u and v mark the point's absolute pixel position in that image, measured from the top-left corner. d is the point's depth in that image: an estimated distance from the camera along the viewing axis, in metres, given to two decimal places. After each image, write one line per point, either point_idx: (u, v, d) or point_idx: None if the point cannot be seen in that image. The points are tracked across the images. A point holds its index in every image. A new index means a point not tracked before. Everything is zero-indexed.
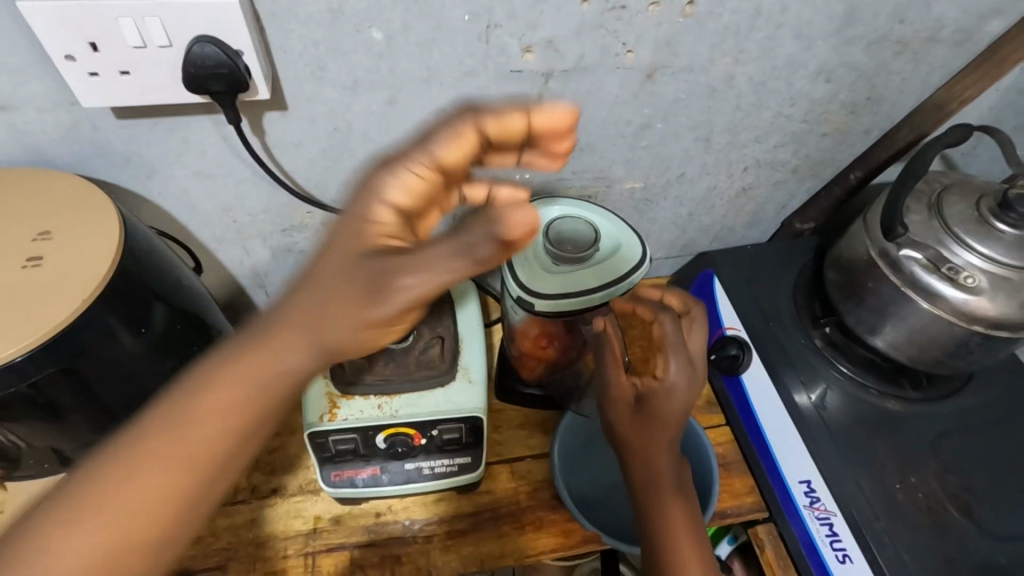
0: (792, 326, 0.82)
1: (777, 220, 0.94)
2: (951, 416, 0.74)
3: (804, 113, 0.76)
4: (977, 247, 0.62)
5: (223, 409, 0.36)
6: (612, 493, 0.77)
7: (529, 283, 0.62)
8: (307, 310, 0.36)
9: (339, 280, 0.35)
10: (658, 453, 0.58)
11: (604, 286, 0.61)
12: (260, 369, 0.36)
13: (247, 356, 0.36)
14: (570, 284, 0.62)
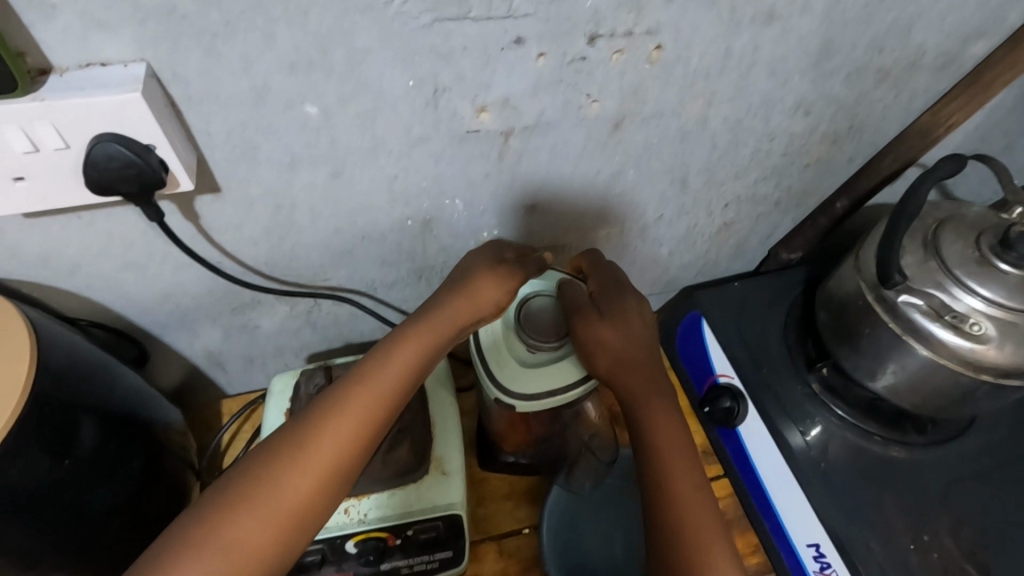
0: (786, 370, 0.77)
1: (762, 250, 0.90)
2: (960, 460, 0.70)
3: (784, 147, 0.72)
4: (980, 289, 0.58)
5: (342, 424, 0.49)
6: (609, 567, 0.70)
7: (506, 381, 0.58)
8: (407, 360, 0.52)
9: (428, 349, 0.53)
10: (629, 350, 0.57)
11: (584, 381, 0.58)
12: (377, 396, 0.50)
13: (353, 408, 0.49)
14: (548, 380, 0.58)
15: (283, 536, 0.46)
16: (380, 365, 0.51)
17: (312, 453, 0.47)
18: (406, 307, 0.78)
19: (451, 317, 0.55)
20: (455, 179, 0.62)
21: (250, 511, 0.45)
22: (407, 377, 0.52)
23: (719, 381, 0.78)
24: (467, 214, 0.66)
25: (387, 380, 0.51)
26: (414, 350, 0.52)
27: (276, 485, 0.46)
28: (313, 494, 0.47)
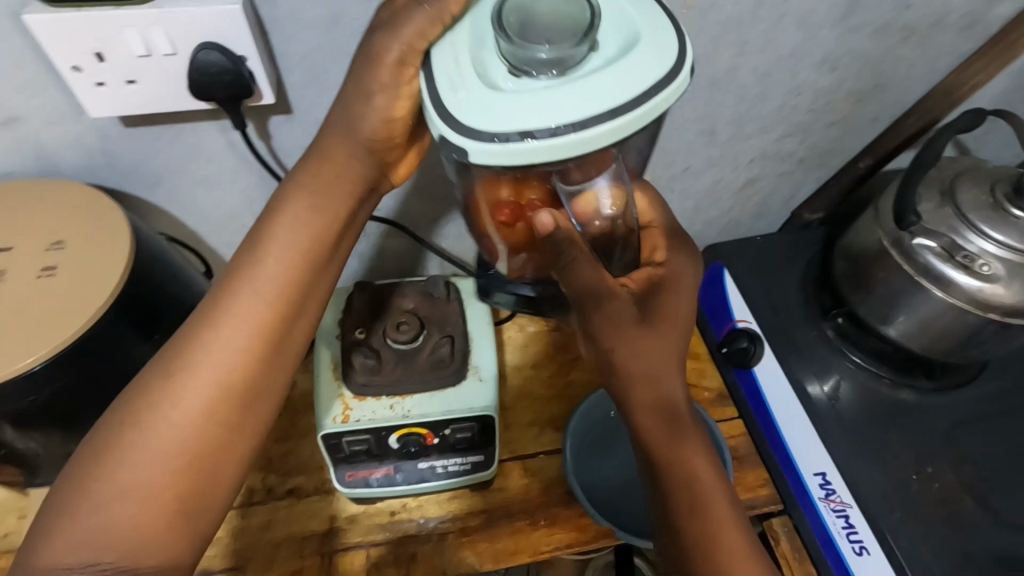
0: (803, 318, 0.82)
1: (785, 209, 0.93)
2: (966, 404, 0.73)
3: (810, 102, 0.75)
4: (993, 234, 0.61)
5: (242, 331, 0.47)
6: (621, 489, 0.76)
7: (470, 120, 0.38)
8: (281, 249, 0.48)
9: (305, 230, 0.49)
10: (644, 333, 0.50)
11: (614, 113, 0.38)
12: (262, 291, 0.47)
13: (235, 311, 0.47)
14: (554, 101, 0.38)
15: (205, 457, 0.45)
16: (254, 260, 0.48)
17: (205, 365, 0.45)
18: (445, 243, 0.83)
19: (320, 202, 0.50)
20: None
21: (150, 436, 0.43)
22: (290, 266, 0.48)
23: (737, 327, 0.82)
24: None
25: (271, 274, 0.48)
26: (290, 240, 0.49)
27: (170, 402, 0.44)
28: (220, 406, 0.45)
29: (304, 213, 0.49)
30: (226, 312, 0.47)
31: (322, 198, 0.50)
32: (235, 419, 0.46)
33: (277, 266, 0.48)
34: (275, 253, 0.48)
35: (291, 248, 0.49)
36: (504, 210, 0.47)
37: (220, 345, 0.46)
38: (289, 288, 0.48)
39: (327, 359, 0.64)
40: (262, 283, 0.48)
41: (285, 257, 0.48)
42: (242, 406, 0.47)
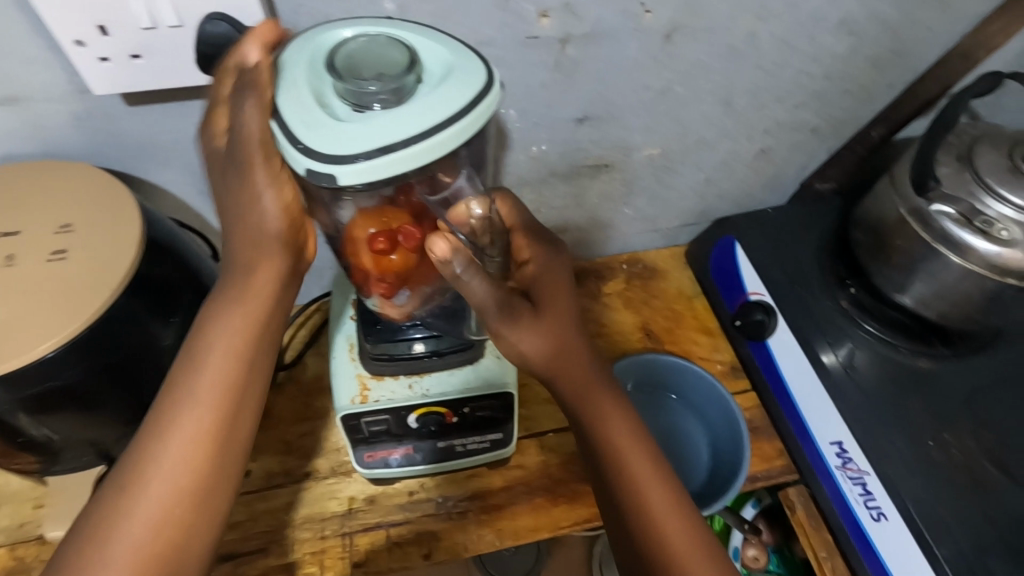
0: (817, 287, 0.81)
1: (797, 182, 0.92)
2: (980, 372, 0.73)
3: (827, 70, 0.74)
4: (1011, 197, 0.61)
5: (192, 441, 0.44)
6: None
7: (331, 146, 0.34)
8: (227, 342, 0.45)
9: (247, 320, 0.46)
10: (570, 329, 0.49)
11: (455, 120, 0.36)
12: (207, 376, 0.45)
13: (184, 407, 0.44)
14: (393, 125, 0.35)
15: (171, 557, 0.42)
16: (199, 347, 0.45)
17: (153, 461, 0.43)
18: None
19: (244, 281, 0.46)
20: (514, 88, 0.65)
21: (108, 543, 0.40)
22: (235, 349, 0.46)
23: (750, 299, 0.82)
24: (520, 126, 0.70)
25: (219, 365, 0.45)
26: (229, 324, 0.46)
27: (121, 512, 0.41)
28: (178, 500, 0.43)
29: (244, 294, 0.46)
30: (173, 402, 0.44)
31: (246, 278, 0.46)
32: (195, 514, 0.43)
33: (226, 359, 0.45)
34: (218, 346, 0.45)
35: (239, 332, 0.46)
36: (376, 241, 0.44)
37: (169, 434, 0.43)
38: (240, 379, 0.46)
39: (343, 340, 0.63)
40: (208, 378, 0.45)
41: (230, 339, 0.46)
42: (205, 505, 0.44)
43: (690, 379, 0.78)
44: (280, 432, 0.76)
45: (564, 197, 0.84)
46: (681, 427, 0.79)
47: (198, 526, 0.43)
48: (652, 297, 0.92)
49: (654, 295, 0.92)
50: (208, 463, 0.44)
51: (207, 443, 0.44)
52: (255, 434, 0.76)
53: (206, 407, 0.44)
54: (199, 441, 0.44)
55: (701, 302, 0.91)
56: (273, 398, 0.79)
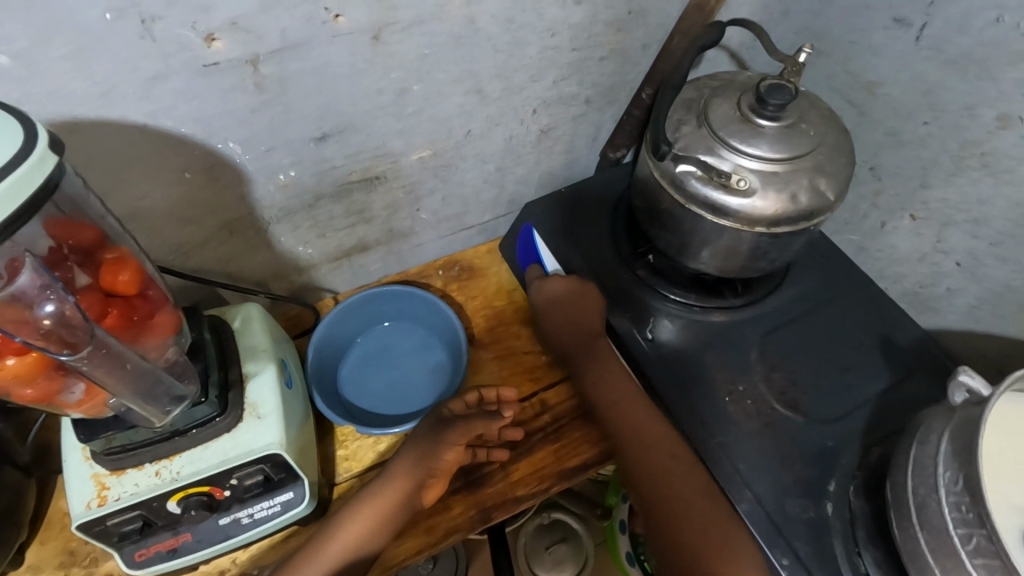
0: (614, 261, 0.79)
1: (594, 151, 0.90)
2: (774, 313, 0.74)
3: (570, 42, 0.71)
4: (743, 147, 0.61)
5: (366, 529, 0.63)
6: (400, 394, 0.79)
7: None
8: (376, 492, 0.64)
9: (401, 485, 0.65)
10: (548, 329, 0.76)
11: None
12: (376, 508, 0.64)
13: (369, 507, 0.64)
14: None
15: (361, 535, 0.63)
16: (380, 489, 0.65)
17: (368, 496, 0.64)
18: (232, 265, 0.76)
19: (389, 491, 0.65)
20: (220, 120, 0.59)
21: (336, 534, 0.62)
22: (388, 515, 0.64)
23: None
24: (250, 156, 0.64)
25: (383, 493, 0.64)
26: (374, 507, 0.64)
27: (351, 510, 0.64)
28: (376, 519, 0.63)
29: (394, 495, 0.65)
30: (360, 523, 0.63)
31: (394, 506, 0.64)
32: (352, 517, 0.63)
33: (390, 494, 0.64)
34: (385, 493, 0.65)
35: (405, 493, 0.65)
36: None
37: (355, 520, 0.63)
38: (399, 495, 0.64)
39: (73, 438, 0.56)
40: (385, 494, 0.65)
41: (394, 496, 0.64)
42: (376, 496, 0.64)
43: (420, 304, 0.83)
44: (60, 541, 0.68)
45: (345, 216, 0.78)
46: (433, 350, 0.83)
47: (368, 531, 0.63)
48: (470, 297, 0.89)
49: (472, 294, 0.89)
50: (369, 506, 0.64)
51: (374, 495, 0.64)
52: (35, 551, 0.68)
53: (383, 497, 0.64)
54: (364, 529, 0.63)
55: (521, 294, 0.88)
56: (54, 505, 0.70)
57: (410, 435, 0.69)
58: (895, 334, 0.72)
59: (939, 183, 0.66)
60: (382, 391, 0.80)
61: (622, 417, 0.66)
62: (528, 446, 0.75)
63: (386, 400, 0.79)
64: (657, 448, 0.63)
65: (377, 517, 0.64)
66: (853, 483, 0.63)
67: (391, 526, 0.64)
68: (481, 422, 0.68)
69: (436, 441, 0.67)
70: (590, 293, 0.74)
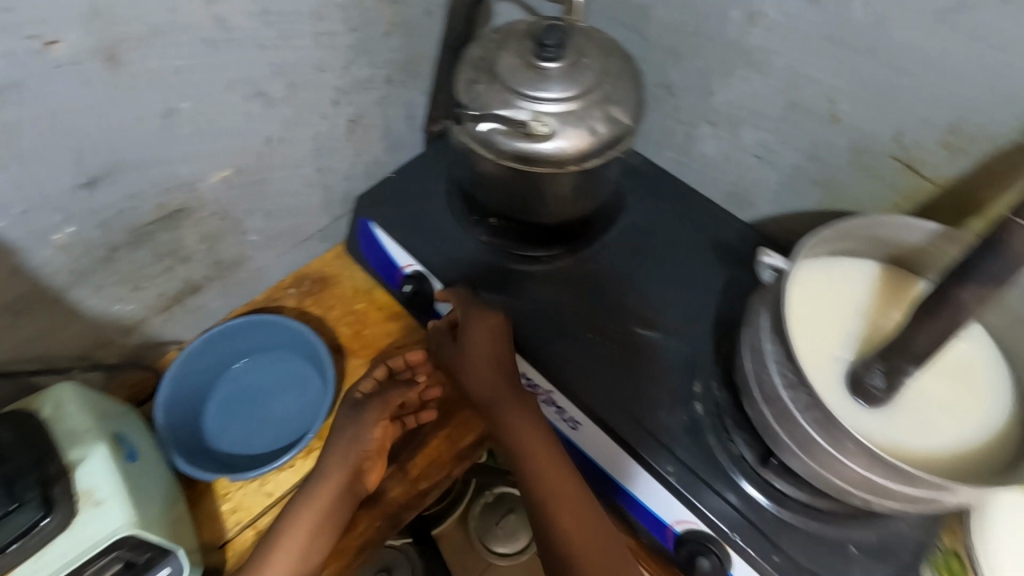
0: (459, 233, 0.78)
1: (413, 128, 0.88)
2: (617, 243, 0.77)
3: (345, 23, 0.68)
4: (534, 93, 0.61)
5: (309, 532, 0.61)
6: (276, 426, 0.75)
7: None
8: (312, 493, 0.62)
9: (337, 477, 0.62)
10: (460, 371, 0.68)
11: None
12: (316, 509, 0.61)
13: (307, 509, 0.61)
14: None
15: (307, 539, 0.61)
16: (314, 488, 0.62)
17: (305, 499, 0.62)
18: (35, 349, 0.67)
19: (327, 486, 0.62)
20: None
21: (276, 543, 0.60)
22: (330, 512, 0.62)
23: (407, 273, 0.79)
24: (5, 223, 0.56)
25: (318, 491, 0.62)
26: (311, 506, 0.61)
27: (289, 519, 0.61)
28: (320, 517, 0.61)
29: (332, 488, 0.62)
30: (302, 526, 0.61)
31: (334, 501, 0.62)
32: (291, 521, 0.61)
33: (328, 486, 0.62)
34: (321, 487, 0.62)
35: (344, 485, 0.63)
36: None
37: (294, 526, 0.61)
38: (335, 488, 0.62)
39: None
40: (321, 491, 0.62)
41: (331, 490, 0.62)
42: (312, 497, 0.62)
43: (271, 332, 0.77)
44: None
45: (157, 261, 0.71)
46: (300, 371, 0.79)
47: (314, 531, 0.61)
48: (329, 308, 0.84)
49: (330, 305, 0.85)
50: (307, 505, 0.61)
51: (310, 496, 0.62)
52: None
53: (320, 496, 0.62)
54: (309, 530, 0.61)
55: (380, 291, 0.85)
56: None
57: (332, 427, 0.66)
58: (723, 234, 0.77)
59: (721, 87, 0.70)
60: (256, 431, 0.75)
61: (545, 467, 0.61)
62: (418, 440, 0.73)
63: (263, 439, 0.74)
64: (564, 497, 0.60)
65: (320, 519, 0.61)
66: (715, 378, 0.67)
67: (336, 526, 0.62)
68: (400, 393, 0.66)
69: (356, 423, 0.64)
70: (506, 336, 0.67)
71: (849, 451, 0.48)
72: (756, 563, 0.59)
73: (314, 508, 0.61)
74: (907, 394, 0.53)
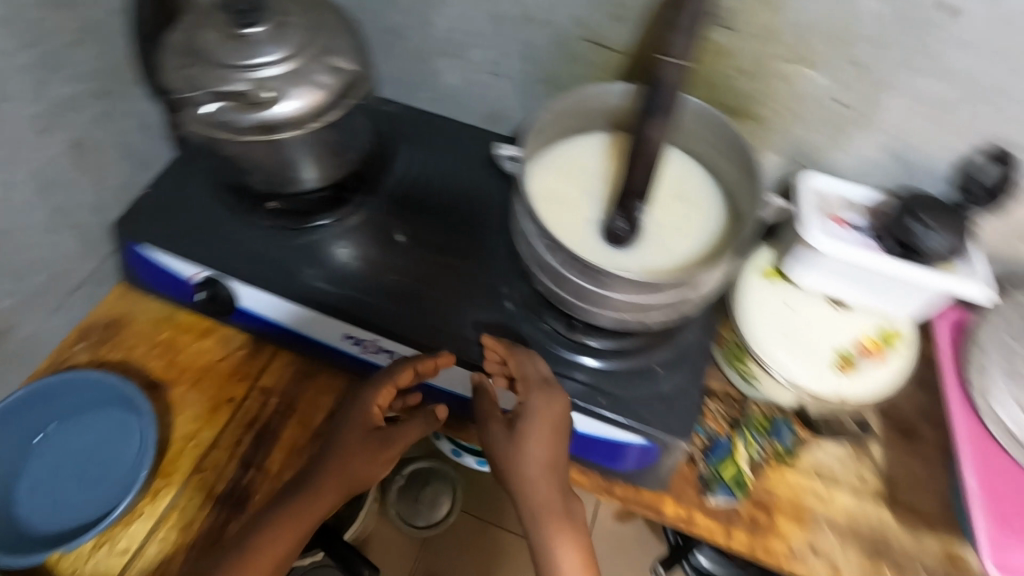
0: (238, 224, 0.75)
1: (152, 138, 0.82)
2: (397, 188, 0.80)
3: (14, 39, 0.61)
4: (247, 61, 0.61)
5: (290, 542, 0.62)
6: (108, 483, 0.70)
7: None
8: (314, 501, 0.63)
9: (341, 485, 0.64)
10: (526, 456, 0.61)
11: None
12: (308, 518, 0.63)
13: (297, 517, 0.62)
14: None
15: (288, 550, 0.62)
16: (314, 500, 0.63)
17: (299, 507, 0.63)
18: None
19: (333, 492, 0.63)
20: None
21: (262, 548, 0.61)
22: (313, 527, 0.63)
23: (197, 281, 0.75)
24: None
25: (314, 506, 0.63)
26: (301, 516, 0.62)
27: (274, 529, 0.62)
28: (304, 529, 0.63)
29: (325, 504, 0.64)
30: (286, 535, 0.62)
31: (323, 510, 0.64)
32: (279, 530, 0.62)
33: (321, 500, 0.63)
34: (318, 500, 0.63)
35: (337, 496, 0.64)
36: None
37: (279, 538, 0.61)
38: (329, 501, 0.64)
39: None
40: (317, 505, 0.63)
41: (323, 506, 0.63)
42: (308, 510, 0.63)
43: (64, 394, 0.71)
44: None
45: None
46: (115, 420, 0.73)
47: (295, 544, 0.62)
48: (127, 347, 0.78)
49: (128, 343, 0.78)
50: (297, 513, 0.62)
51: (300, 506, 0.63)
52: None
53: (312, 504, 0.63)
54: (288, 538, 0.62)
55: (180, 312, 0.80)
56: None
57: (341, 448, 0.64)
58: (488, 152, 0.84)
59: (437, 16, 0.75)
60: (85, 498, 0.69)
61: (541, 512, 0.61)
62: (268, 436, 0.73)
63: (95, 503, 0.69)
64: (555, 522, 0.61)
65: (291, 545, 0.62)
66: (516, 274, 0.75)
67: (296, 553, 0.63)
68: (413, 430, 0.66)
69: (365, 441, 0.64)
70: (565, 424, 0.63)
71: (609, 282, 0.56)
72: (590, 412, 0.67)
73: (305, 521, 0.63)
74: (647, 227, 0.64)
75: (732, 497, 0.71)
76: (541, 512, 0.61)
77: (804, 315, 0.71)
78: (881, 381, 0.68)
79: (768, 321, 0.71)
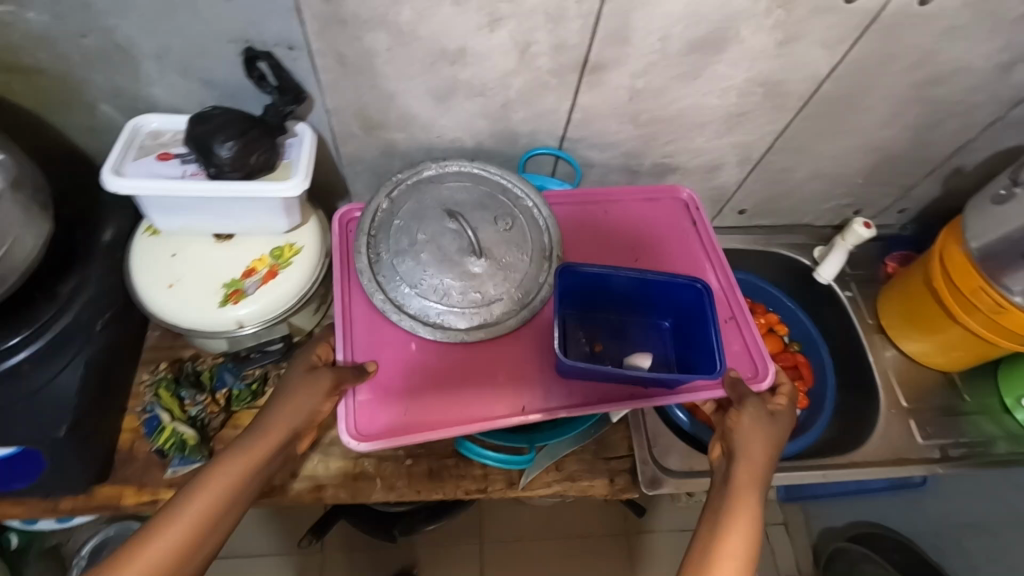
0: None
1: None
2: None
3: None
4: None
5: (204, 522, 0.49)
6: None
7: None
8: (249, 442, 0.54)
9: (273, 438, 0.55)
10: (752, 443, 0.57)
11: None
12: (236, 470, 0.52)
13: (226, 461, 0.52)
14: None
15: (205, 523, 0.49)
16: (240, 447, 0.53)
17: (225, 462, 0.52)
18: None
19: (271, 433, 0.56)
20: None
21: (169, 522, 0.48)
22: (258, 479, 0.53)
23: None
24: None
25: (255, 464, 0.53)
26: (235, 468, 0.52)
27: (195, 493, 0.50)
28: (242, 484, 0.52)
29: (269, 446, 0.55)
30: (212, 503, 0.50)
31: (267, 452, 0.55)
32: (203, 492, 0.50)
33: (264, 446, 0.55)
34: (264, 454, 0.54)
35: (280, 439, 0.56)
36: None
37: (205, 496, 0.50)
38: (271, 445, 0.55)
39: None
40: (263, 448, 0.54)
41: (255, 454, 0.54)
42: (238, 460, 0.53)
43: None
44: None
45: None
46: None
47: (226, 511, 0.51)
48: None
49: None
50: (225, 466, 0.52)
51: (230, 460, 0.53)
52: None
53: (259, 442, 0.55)
54: (205, 506, 0.50)
55: None
56: None
57: (280, 389, 0.60)
58: None
59: None
60: None
61: (741, 517, 0.52)
62: None
63: None
64: (751, 530, 0.52)
65: (231, 491, 0.51)
66: None
67: (224, 531, 0.50)
68: (317, 392, 0.60)
69: (303, 385, 0.59)
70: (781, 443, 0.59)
71: None
72: None
73: (241, 471, 0.52)
74: None
75: (186, 461, 0.69)
76: (746, 514, 0.53)
77: (189, 258, 0.69)
78: (274, 302, 0.68)
79: (152, 276, 0.67)
